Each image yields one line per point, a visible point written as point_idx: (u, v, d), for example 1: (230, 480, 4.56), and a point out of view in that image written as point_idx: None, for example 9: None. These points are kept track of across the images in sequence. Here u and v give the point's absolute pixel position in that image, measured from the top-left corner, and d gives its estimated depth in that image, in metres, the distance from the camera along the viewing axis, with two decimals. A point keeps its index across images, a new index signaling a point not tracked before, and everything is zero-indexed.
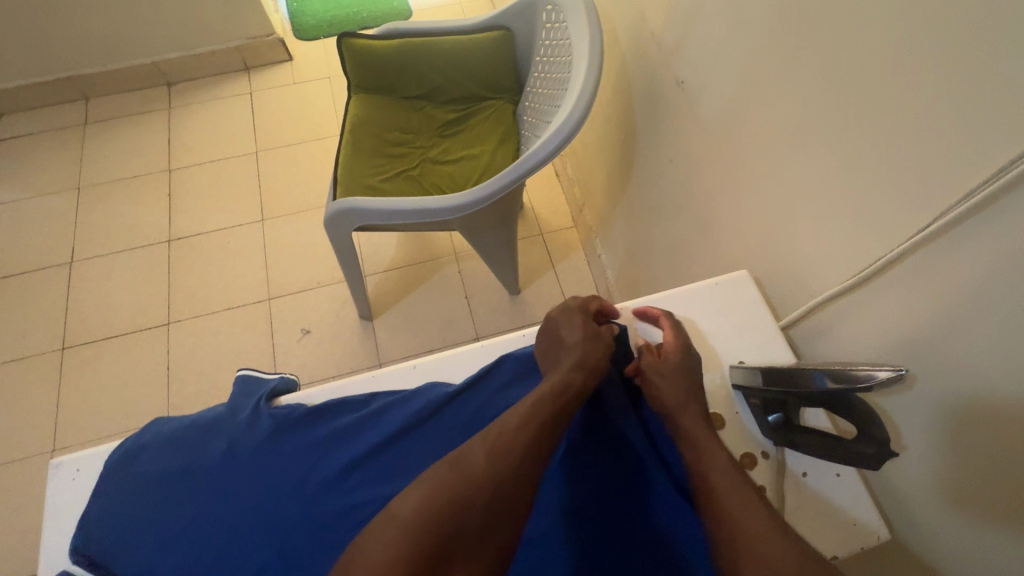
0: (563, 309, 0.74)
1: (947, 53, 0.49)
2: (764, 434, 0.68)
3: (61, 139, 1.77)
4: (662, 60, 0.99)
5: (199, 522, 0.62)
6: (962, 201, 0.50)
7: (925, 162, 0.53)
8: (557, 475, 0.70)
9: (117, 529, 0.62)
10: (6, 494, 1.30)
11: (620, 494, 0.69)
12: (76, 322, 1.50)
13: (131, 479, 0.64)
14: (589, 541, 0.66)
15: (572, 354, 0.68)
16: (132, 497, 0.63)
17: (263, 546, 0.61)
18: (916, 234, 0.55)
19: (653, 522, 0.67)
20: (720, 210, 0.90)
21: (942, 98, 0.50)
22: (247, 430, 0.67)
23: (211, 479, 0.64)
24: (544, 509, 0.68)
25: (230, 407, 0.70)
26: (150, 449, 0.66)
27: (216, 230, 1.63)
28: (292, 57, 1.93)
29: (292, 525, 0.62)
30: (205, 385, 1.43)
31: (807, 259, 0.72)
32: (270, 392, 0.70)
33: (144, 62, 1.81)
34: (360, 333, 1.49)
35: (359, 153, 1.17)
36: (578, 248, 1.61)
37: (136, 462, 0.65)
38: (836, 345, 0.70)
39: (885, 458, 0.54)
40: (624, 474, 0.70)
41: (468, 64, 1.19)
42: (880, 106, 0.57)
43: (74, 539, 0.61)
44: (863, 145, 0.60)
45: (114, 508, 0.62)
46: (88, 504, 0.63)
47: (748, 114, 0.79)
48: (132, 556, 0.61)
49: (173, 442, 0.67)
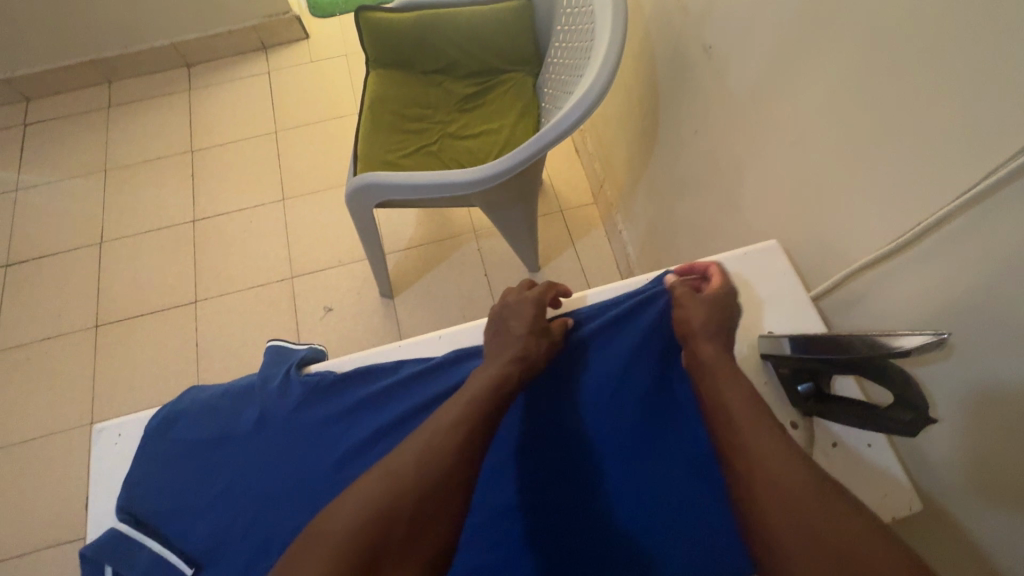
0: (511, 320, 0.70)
1: (989, 11, 0.46)
2: (793, 404, 0.67)
3: (86, 122, 1.80)
4: (686, 27, 0.96)
5: (233, 489, 0.65)
6: (1001, 167, 0.48)
7: (970, 123, 0.50)
8: (506, 455, 0.71)
9: (158, 492, 0.64)
10: (49, 463, 1.36)
11: (574, 481, 0.70)
12: (108, 300, 1.54)
13: (170, 445, 0.67)
14: (538, 524, 0.68)
15: (516, 344, 0.68)
16: (171, 464, 0.66)
17: (295, 513, 0.63)
18: (957, 198, 0.52)
19: (603, 508, 0.68)
20: (748, 182, 0.88)
21: (984, 59, 0.47)
22: (278, 398, 0.68)
23: (242, 447, 0.66)
24: (487, 486, 0.70)
25: (260, 377, 0.71)
26: (186, 417, 0.69)
27: (238, 210, 1.65)
28: (309, 35, 1.92)
29: (322, 491, 0.64)
30: (232, 361, 1.46)
31: (839, 230, 0.70)
32: (300, 361, 0.71)
33: (163, 44, 1.82)
34: (381, 310, 1.51)
35: (377, 129, 1.16)
36: (598, 224, 1.59)
37: (174, 429, 0.68)
38: (869, 315, 0.68)
39: (923, 426, 0.52)
40: (577, 463, 0.70)
41: (487, 37, 1.18)
42: (922, 66, 0.53)
43: (120, 499, 0.64)
44: (903, 106, 0.57)
45: (154, 473, 0.65)
46: (129, 468, 0.66)
47: (779, 81, 0.76)
48: (174, 519, 0.64)
49: (207, 411, 0.69)
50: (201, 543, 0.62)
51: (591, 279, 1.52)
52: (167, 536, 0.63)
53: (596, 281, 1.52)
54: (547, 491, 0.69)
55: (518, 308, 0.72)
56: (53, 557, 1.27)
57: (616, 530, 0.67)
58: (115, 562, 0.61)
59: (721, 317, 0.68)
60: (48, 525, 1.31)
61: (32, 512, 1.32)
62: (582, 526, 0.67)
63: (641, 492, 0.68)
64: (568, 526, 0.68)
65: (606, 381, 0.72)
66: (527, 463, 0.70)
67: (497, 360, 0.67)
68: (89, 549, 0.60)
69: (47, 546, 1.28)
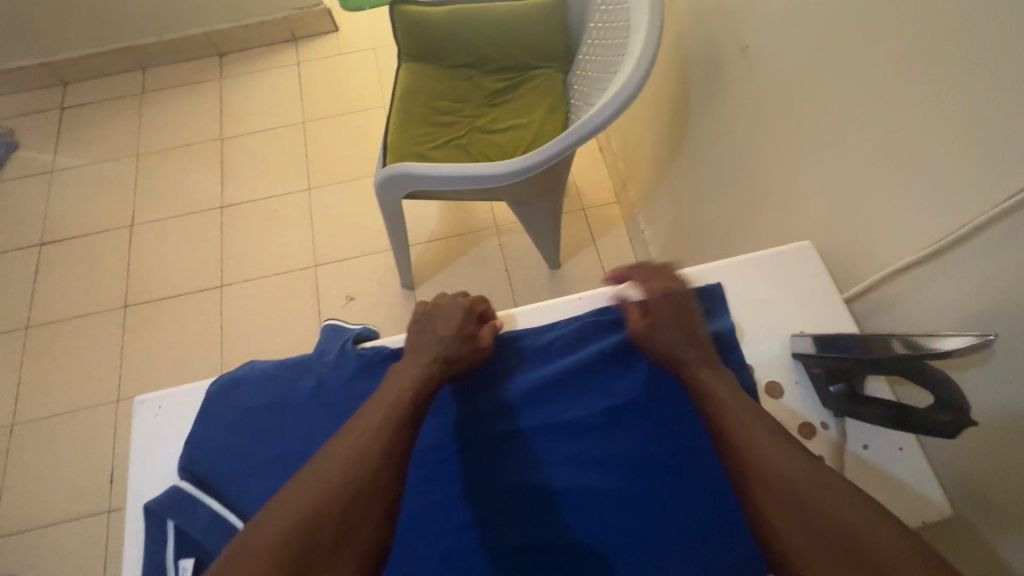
0: (423, 334, 0.70)
1: None
2: (825, 405, 0.65)
3: (120, 108, 1.84)
4: (722, 26, 0.95)
5: (288, 457, 0.64)
6: None
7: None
8: (432, 457, 0.67)
9: (217, 453, 0.64)
10: (77, 438, 1.40)
11: (516, 482, 0.66)
12: (137, 282, 1.58)
13: (230, 409, 0.66)
14: (482, 532, 0.64)
15: (435, 347, 0.68)
16: (230, 427, 0.65)
17: None
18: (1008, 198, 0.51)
19: (562, 518, 0.64)
20: (779, 183, 0.87)
21: None
22: (335, 368, 0.69)
23: (301, 412, 0.67)
24: (416, 492, 0.66)
25: (317, 350, 0.72)
26: (244, 382, 0.69)
27: (265, 197, 1.68)
28: (338, 28, 1.95)
29: None
30: (255, 345, 1.49)
31: (873, 232, 0.69)
32: (355, 337, 0.72)
33: (196, 32, 1.85)
34: (402, 301, 1.52)
35: (407, 121, 1.18)
36: (619, 223, 1.59)
37: (232, 393, 0.68)
38: (902, 319, 0.67)
39: (964, 428, 0.50)
40: (516, 461, 0.67)
41: (520, 33, 1.19)
42: (979, 61, 0.52)
43: (181, 458, 0.63)
44: (954, 104, 0.56)
45: (213, 434, 0.65)
46: (190, 430, 0.66)
47: (818, 80, 0.75)
48: (231, 480, 0.63)
49: (265, 378, 0.69)
50: (258, 504, 0.61)
51: None
52: (224, 496, 0.62)
53: None
54: (548, 491, 0.65)
55: (436, 318, 0.71)
56: (78, 529, 1.31)
57: (569, 533, 0.64)
58: (177, 520, 0.60)
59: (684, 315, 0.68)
60: (74, 497, 1.34)
61: (59, 485, 1.35)
62: (578, 527, 0.64)
63: (600, 495, 0.65)
64: (563, 527, 0.64)
65: (572, 376, 0.71)
66: (529, 459, 0.67)
67: (417, 361, 0.66)
68: (151, 505, 0.60)
69: (73, 518, 1.32)
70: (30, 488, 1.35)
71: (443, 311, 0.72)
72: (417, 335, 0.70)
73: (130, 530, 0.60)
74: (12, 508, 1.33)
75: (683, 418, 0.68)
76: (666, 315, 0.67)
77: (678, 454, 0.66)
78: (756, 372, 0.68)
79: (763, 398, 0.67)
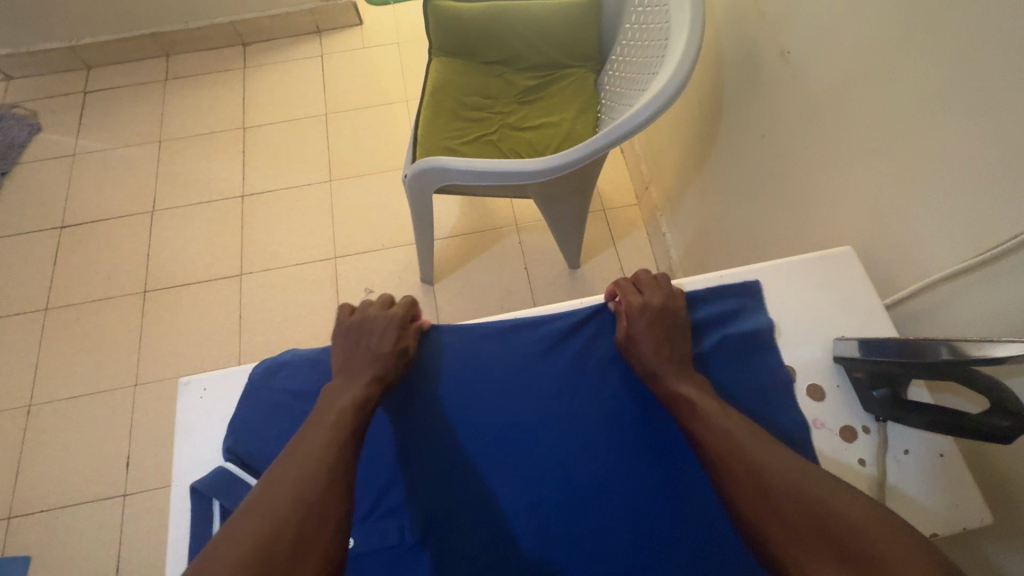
0: (357, 349, 0.68)
1: None
2: (866, 408, 0.65)
3: (143, 94, 1.84)
4: (762, 31, 0.96)
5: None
6: None
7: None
8: (390, 456, 0.66)
9: (261, 437, 0.64)
10: (94, 421, 1.40)
11: (505, 473, 0.66)
12: (156, 268, 1.58)
13: (274, 392, 0.67)
14: (462, 523, 0.63)
15: (373, 363, 0.66)
16: (275, 411, 0.66)
17: (381, 465, 0.66)
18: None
19: (563, 517, 0.63)
20: (815, 189, 0.88)
21: None
22: None
23: None
24: (369, 490, 0.64)
25: None
26: (287, 368, 0.69)
27: (286, 188, 1.68)
28: (363, 22, 1.95)
29: (411, 444, 0.67)
30: (273, 334, 1.49)
31: (916, 241, 0.70)
32: None
33: (222, 21, 1.86)
34: (421, 296, 1.52)
35: (437, 115, 1.18)
36: (639, 226, 1.60)
37: (276, 378, 0.68)
38: (945, 327, 0.67)
39: (1018, 432, 0.51)
40: (478, 463, 0.66)
41: (554, 32, 1.19)
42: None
43: (226, 440, 0.64)
44: (1012, 115, 0.56)
45: (256, 417, 0.65)
46: (233, 412, 0.66)
47: (861, 90, 0.75)
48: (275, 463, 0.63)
49: (307, 364, 0.70)
50: None
51: None
52: None
53: None
54: (553, 488, 0.65)
55: (374, 329, 0.69)
56: (92, 512, 1.31)
57: (564, 529, 0.63)
58: (223, 501, 0.60)
59: (665, 322, 0.69)
60: (90, 480, 1.34)
61: (75, 467, 1.36)
62: (576, 530, 0.63)
63: (603, 493, 0.64)
64: (565, 528, 0.63)
65: (585, 370, 0.71)
66: (536, 458, 0.66)
67: (354, 377, 0.65)
68: (197, 485, 0.61)
69: (88, 501, 1.32)
70: (46, 468, 1.35)
71: (381, 322, 0.70)
72: (351, 349, 0.68)
73: (174, 510, 0.61)
74: (28, 488, 1.33)
75: (650, 424, 0.68)
76: (643, 319, 0.68)
77: (640, 461, 0.66)
78: (796, 373, 0.69)
79: (804, 400, 0.67)
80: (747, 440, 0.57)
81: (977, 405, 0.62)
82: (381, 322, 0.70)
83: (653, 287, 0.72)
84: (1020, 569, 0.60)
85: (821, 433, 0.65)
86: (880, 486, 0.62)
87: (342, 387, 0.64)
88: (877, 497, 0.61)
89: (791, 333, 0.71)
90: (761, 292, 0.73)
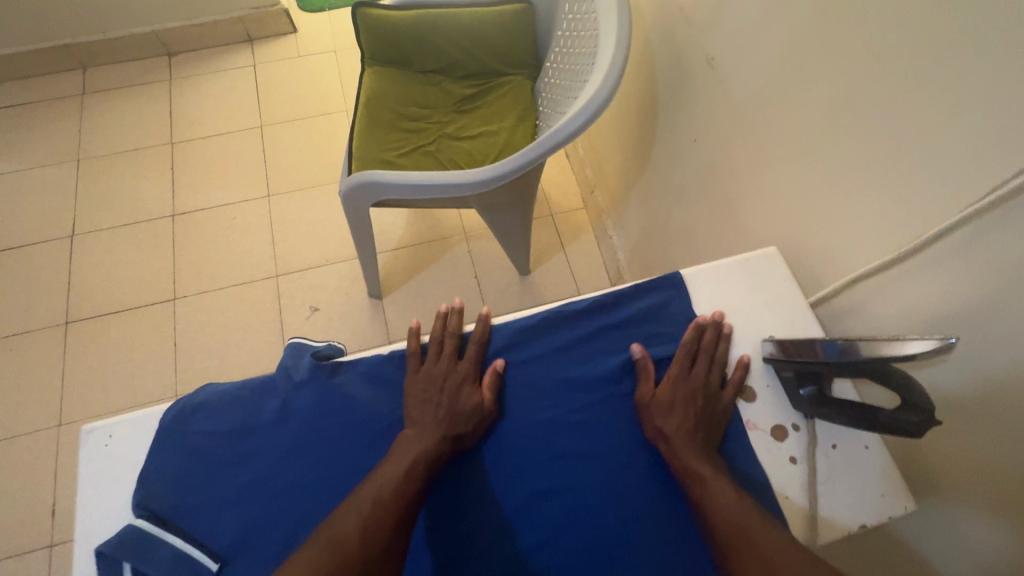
0: (429, 394, 0.67)
1: (994, 47, 0.50)
2: (795, 407, 0.67)
3: (59, 110, 1.72)
4: (689, 37, 0.98)
5: (258, 480, 0.62)
6: (997, 188, 0.52)
7: (1004, 128, 0.51)
8: (323, 492, 0.61)
9: (178, 484, 0.60)
10: (13, 467, 1.29)
11: (473, 494, 0.65)
12: (80, 296, 1.47)
13: (192, 436, 0.63)
14: (432, 552, 0.62)
15: (442, 412, 0.65)
16: (194, 456, 0.62)
17: (312, 506, 0.61)
18: (976, 203, 0.54)
19: (540, 534, 0.63)
20: (744, 190, 0.91)
21: (982, 89, 0.52)
22: (299, 389, 0.67)
23: (270, 437, 0.64)
24: (301, 531, 0.59)
25: (281, 371, 0.68)
26: (205, 408, 0.65)
27: (221, 205, 1.60)
28: (297, 29, 1.89)
29: (347, 478, 0.62)
30: (213, 360, 1.41)
31: (837, 241, 0.73)
32: (323, 356, 0.69)
33: (145, 31, 1.76)
34: (369, 311, 1.48)
35: (373, 127, 1.15)
36: (587, 229, 1.61)
37: (193, 420, 0.64)
38: (866, 323, 0.70)
39: (930, 425, 0.53)
40: (478, 498, 0.64)
41: (488, 39, 1.18)
42: (956, 67, 0.54)
43: (136, 494, 0.59)
44: (924, 114, 0.58)
45: (173, 465, 0.61)
46: (144, 461, 0.61)
47: (782, 95, 0.78)
48: (196, 513, 0.59)
49: (227, 402, 0.66)
50: (228, 538, 0.59)
51: (581, 284, 1.53)
52: (187, 532, 0.59)
53: (586, 286, 1.53)
54: (529, 506, 0.64)
55: (445, 374, 0.68)
56: (15, 568, 1.20)
57: (540, 547, 0.62)
58: (134, 560, 0.55)
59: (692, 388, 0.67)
60: (11, 533, 1.23)
61: None
62: (550, 547, 0.62)
63: (574, 507, 0.64)
64: (539, 547, 0.62)
65: (534, 380, 0.71)
66: (505, 474, 0.66)
67: (424, 426, 0.64)
68: (103, 547, 0.55)
69: (10, 556, 1.21)
70: None
71: (451, 367, 0.69)
72: (422, 392, 0.67)
73: None
74: None
75: (621, 442, 0.67)
76: (675, 385, 0.67)
77: (627, 493, 0.64)
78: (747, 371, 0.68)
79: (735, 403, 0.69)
80: (760, 529, 0.54)
81: (895, 397, 0.64)
82: (456, 367, 0.69)
83: (703, 353, 0.69)
84: (944, 550, 0.63)
85: (753, 434, 0.67)
86: (811, 482, 0.63)
87: (414, 435, 0.63)
88: (809, 493, 0.63)
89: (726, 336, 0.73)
90: (680, 284, 0.76)
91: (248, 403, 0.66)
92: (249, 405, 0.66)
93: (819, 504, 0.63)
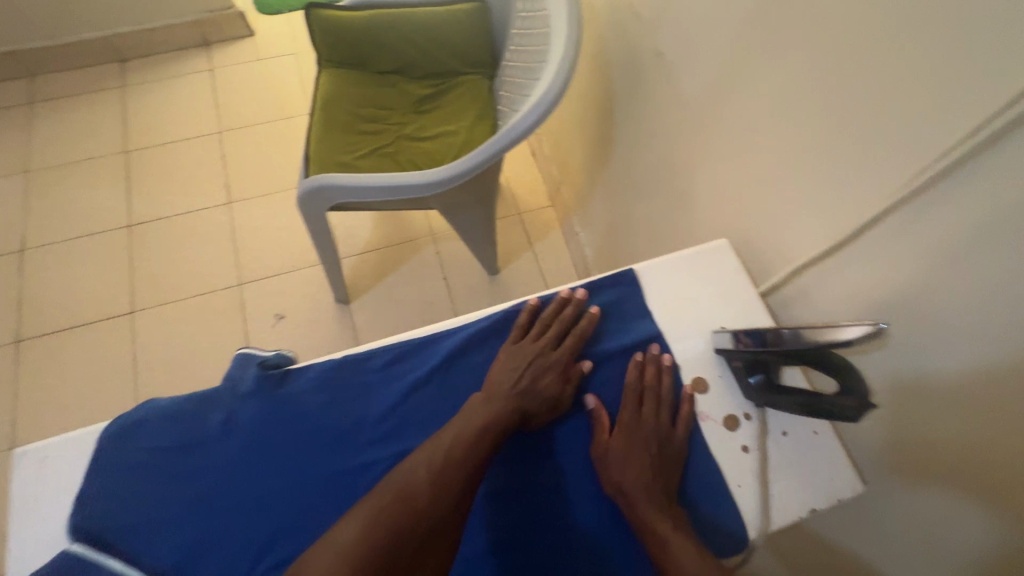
0: (513, 368, 0.68)
1: (911, 35, 0.51)
2: (746, 396, 0.68)
3: (5, 120, 1.65)
4: (639, 33, 0.98)
5: (206, 496, 0.60)
6: (921, 173, 0.54)
7: (916, 118, 0.53)
8: (276, 503, 0.60)
9: (118, 504, 0.58)
10: None
11: (532, 473, 0.66)
12: (31, 313, 1.42)
13: (133, 453, 0.61)
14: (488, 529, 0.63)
15: (520, 391, 0.66)
16: (136, 474, 0.60)
17: (264, 519, 0.59)
18: (896, 193, 0.56)
19: (593, 509, 0.64)
20: (698, 183, 0.92)
21: (904, 77, 0.53)
22: (244, 400, 0.65)
23: (216, 450, 0.62)
24: (254, 545, 0.58)
25: (227, 382, 0.67)
26: (147, 425, 0.63)
27: (180, 213, 1.56)
28: (254, 32, 1.85)
29: (301, 488, 0.61)
30: (175, 373, 1.37)
31: (783, 231, 0.74)
32: (270, 364, 0.67)
33: (94, 36, 1.70)
34: (337, 317, 1.46)
35: (330, 130, 1.13)
36: (555, 227, 1.61)
37: (133, 437, 0.62)
38: (814, 309, 0.72)
39: (864, 410, 0.55)
40: (539, 477, 0.66)
41: (444, 38, 1.17)
42: (872, 61, 0.56)
43: (71, 517, 0.57)
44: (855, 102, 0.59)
45: (113, 485, 0.59)
46: (80, 482, 0.59)
47: (727, 88, 0.79)
48: (138, 533, 0.57)
49: (170, 417, 0.64)
50: (172, 557, 0.57)
51: (550, 281, 1.53)
52: (130, 554, 0.57)
53: (556, 283, 1.53)
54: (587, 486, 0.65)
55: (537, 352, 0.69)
56: None
57: (594, 522, 0.63)
58: None
59: (643, 429, 0.65)
60: None
61: None
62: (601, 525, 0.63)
63: None
64: (591, 522, 0.63)
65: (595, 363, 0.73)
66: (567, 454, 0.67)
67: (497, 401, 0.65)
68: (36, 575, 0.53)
69: None
70: None
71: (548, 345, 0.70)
72: (508, 366, 0.69)
73: None
74: None
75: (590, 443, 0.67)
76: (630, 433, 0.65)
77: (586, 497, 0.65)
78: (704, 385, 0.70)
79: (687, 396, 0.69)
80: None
81: None
82: (551, 347, 0.70)
83: (650, 394, 0.68)
84: (893, 528, 0.65)
85: (706, 425, 0.68)
86: (762, 469, 0.64)
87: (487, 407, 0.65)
88: (760, 480, 0.64)
89: (678, 328, 0.73)
90: (634, 279, 0.76)
91: (191, 417, 0.64)
92: (192, 419, 0.64)
93: (771, 491, 0.64)
